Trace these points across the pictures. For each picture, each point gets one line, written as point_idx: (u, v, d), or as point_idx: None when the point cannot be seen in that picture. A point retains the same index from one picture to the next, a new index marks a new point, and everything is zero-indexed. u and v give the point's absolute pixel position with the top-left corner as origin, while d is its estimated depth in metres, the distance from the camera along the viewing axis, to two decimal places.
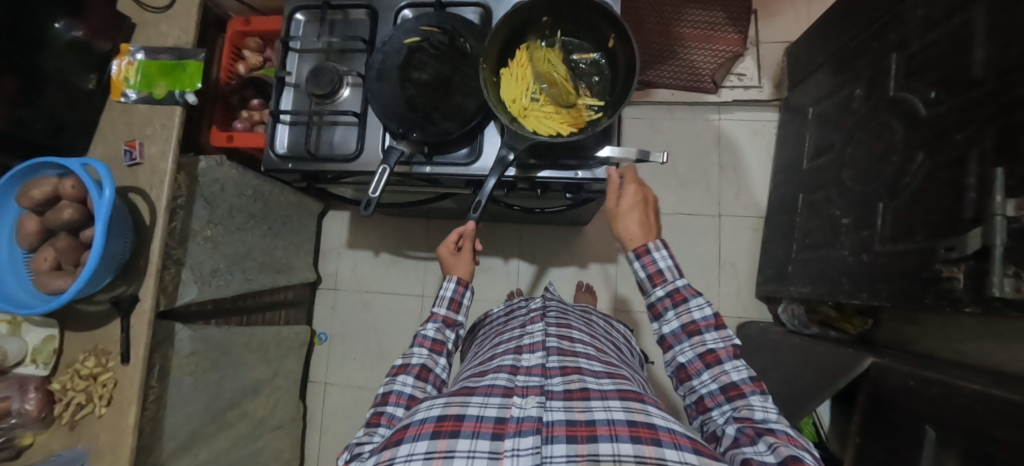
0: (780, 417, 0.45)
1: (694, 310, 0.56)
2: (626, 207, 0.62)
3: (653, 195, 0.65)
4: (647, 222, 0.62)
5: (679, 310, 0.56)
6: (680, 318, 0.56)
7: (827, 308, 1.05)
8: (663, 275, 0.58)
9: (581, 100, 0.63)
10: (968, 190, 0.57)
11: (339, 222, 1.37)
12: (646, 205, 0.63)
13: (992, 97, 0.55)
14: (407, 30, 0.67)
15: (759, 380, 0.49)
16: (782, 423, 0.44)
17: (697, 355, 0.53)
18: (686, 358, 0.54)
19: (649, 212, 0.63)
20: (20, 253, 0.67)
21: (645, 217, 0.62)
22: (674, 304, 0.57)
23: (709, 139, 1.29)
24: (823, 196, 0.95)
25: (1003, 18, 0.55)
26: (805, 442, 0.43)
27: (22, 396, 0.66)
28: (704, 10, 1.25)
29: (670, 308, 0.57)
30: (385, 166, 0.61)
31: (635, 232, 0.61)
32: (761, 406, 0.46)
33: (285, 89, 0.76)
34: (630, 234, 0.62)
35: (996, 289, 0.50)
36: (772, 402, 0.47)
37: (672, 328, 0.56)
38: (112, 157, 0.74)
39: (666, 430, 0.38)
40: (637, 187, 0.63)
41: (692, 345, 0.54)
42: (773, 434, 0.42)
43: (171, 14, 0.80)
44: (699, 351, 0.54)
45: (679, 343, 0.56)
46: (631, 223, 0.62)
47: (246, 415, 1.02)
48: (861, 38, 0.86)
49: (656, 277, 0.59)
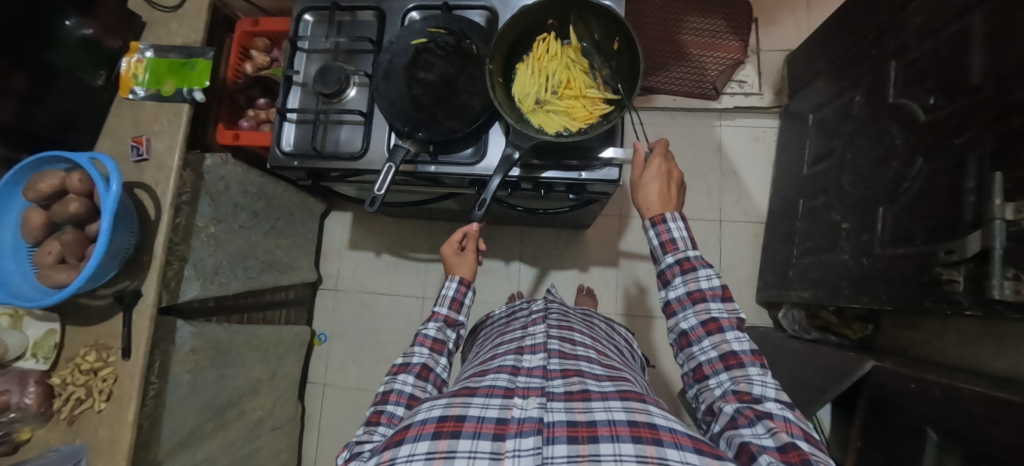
0: (779, 392, 0.45)
1: (702, 279, 0.55)
2: (648, 178, 0.62)
3: (678, 170, 0.64)
4: (668, 194, 0.61)
5: (686, 278, 0.56)
6: (686, 285, 0.56)
7: (827, 314, 1.03)
8: (675, 244, 0.58)
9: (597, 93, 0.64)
10: (967, 194, 0.58)
11: (341, 222, 1.37)
12: (669, 178, 0.62)
13: (990, 102, 0.56)
14: (414, 31, 0.68)
15: (758, 352, 0.50)
16: (780, 401, 0.45)
17: (699, 322, 0.53)
18: (688, 324, 0.54)
19: (671, 186, 0.62)
20: (25, 246, 0.67)
21: (665, 188, 0.61)
22: (683, 271, 0.57)
23: (710, 145, 1.30)
24: (823, 201, 0.96)
25: (1000, 25, 0.56)
26: (805, 425, 0.43)
27: (22, 389, 0.65)
28: (705, 18, 1.27)
29: (678, 275, 0.57)
30: (390, 164, 0.62)
31: (653, 201, 0.61)
32: (760, 380, 0.47)
33: (293, 88, 0.76)
34: (648, 203, 0.61)
35: (996, 292, 0.51)
36: (771, 376, 0.48)
37: (678, 294, 0.56)
38: (120, 153, 0.75)
39: (666, 429, 0.38)
40: (662, 160, 0.63)
41: (695, 313, 0.54)
42: (772, 419, 0.42)
43: (181, 14, 0.81)
44: (702, 319, 0.53)
45: (683, 309, 0.55)
46: (650, 193, 0.61)
47: (244, 415, 1.02)
48: (860, 46, 0.88)
49: (668, 245, 0.58)
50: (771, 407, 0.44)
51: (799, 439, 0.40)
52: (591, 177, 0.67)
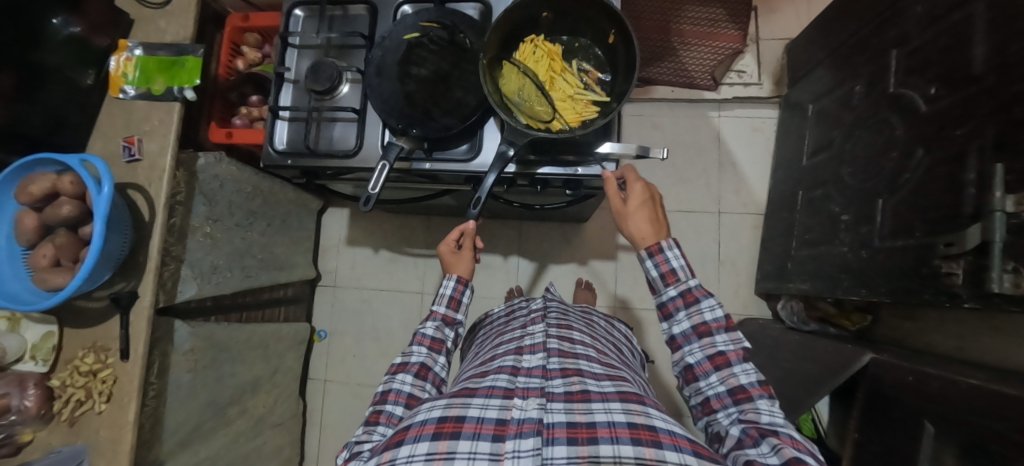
0: (787, 421, 0.45)
1: (705, 311, 0.55)
2: (635, 206, 0.60)
3: (657, 191, 0.63)
4: (657, 220, 0.60)
5: (690, 311, 0.56)
6: (690, 318, 0.55)
7: (826, 305, 1.05)
8: (676, 275, 0.57)
9: (586, 94, 0.62)
10: (967, 186, 0.58)
11: (339, 218, 1.37)
12: (653, 203, 0.61)
13: (991, 92, 0.56)
14: (407, 26, 0.67)
15: (765, 383, 0.50)
16: (789, 427, 0.45)
17: (706, 356, 0.53)
18: (695, 359, 0.54)
19: (657, 210, 0.62)
20: (19, 250, 0.67)
21: (653, 214, 0.60)
22: (685, 304, 0.56)
23: (709, 136, 1.29)
24: (823, 193, 0.95)
25: (1002, 14, 0.55)
26: (810, 445, 0.43)
27: (22, 392, 0.66)
28: (704, 7, 1.24)
29: (681, 309, 0.56)
30: (385, 162, 0.61)
31: (646, 229, 0.59)
32: (768, 410, 0.47)
33: (285, 85, 0.75)
34: (641, 232, 0.59)
35: (995, 285, 0.50)
36: (779, 406, 0.48)
37: (683, 328, 0.56)
38: (112, 154, 0.74)
39: (666, 432, 0.38)
40: (643, 185, 0.61)
41: (701, 346, 0.54)
42: (777, 436, 0.43)
43: (169, 10, 0.80)
44: (708, 352, 0.53)
45: (688, 343, 0.55)
46: (641, 221, 0.60)
47: (245, 412, 1.02)
48: (861, 35, 0.86)
49: (668, 276, 0.57)
50: (775, 424, 0.45)
51: (805, 454, 0.40)
52: (588, 173, 0.66)
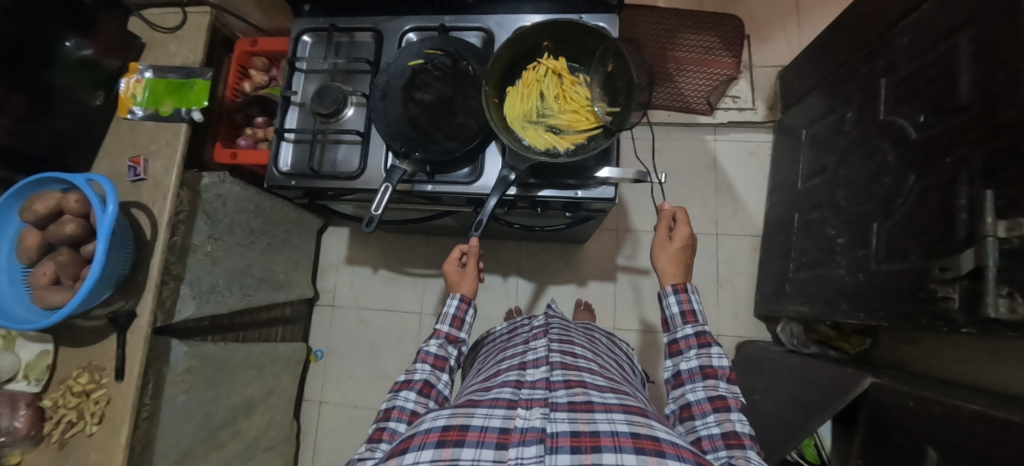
0: None
1: (714, 356, 0.58)
2: (676, 245, 0.69)
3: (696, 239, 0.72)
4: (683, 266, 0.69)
5: (700, 351, 0.59)
6: (699, 359, 0.58)
7: (825, 328, 1.04)
8: (695, 316, 0.62)
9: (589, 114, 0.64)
10: (959, 211, 0.59)
11: (338, 237, 1.37)
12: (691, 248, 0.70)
13: (979, 121, 0.57)
14: (411, 53, 0.69)
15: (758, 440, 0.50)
16: None
17: (706, 397, 0.54)
18: (695, 397, 0.55)
19: (690, 255, 0.71)
20: (20, 267, 0.67)
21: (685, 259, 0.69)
22: (698, 345, 0.60)
23: (705, 159, 1.31)
24: (818, 216, 0.96)
25: (986, 46, 0.57)
26: None
27: (13, 413, 0.64)
28: (698, 36, 1.29)
29: (693, 348, 0.60)
30: (387, 184, 0.62)
31: (671, 269, 0.68)
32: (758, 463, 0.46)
33: (290, 108, 0.77)
34: (668, 271, 0.68)
35: (991, 310, 0.51)
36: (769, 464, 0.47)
37: (690, 366, 0.59)
38: (117, 173, 0.75)
39: (669, 442, 0.38)
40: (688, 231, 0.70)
41: (704, 387, 0.55)
42: None
43: (180, 35, 0.83)
44: (710, 394, 0.54)
45: (691, 381, 0.57)
46: (672, 261, 0.69)
47: (238, 435, 1.00)
48: (851, 63, 0.89)
49: (688, 315, 0.63)
50: None
51: None
52: (588, 196, 0.67)
